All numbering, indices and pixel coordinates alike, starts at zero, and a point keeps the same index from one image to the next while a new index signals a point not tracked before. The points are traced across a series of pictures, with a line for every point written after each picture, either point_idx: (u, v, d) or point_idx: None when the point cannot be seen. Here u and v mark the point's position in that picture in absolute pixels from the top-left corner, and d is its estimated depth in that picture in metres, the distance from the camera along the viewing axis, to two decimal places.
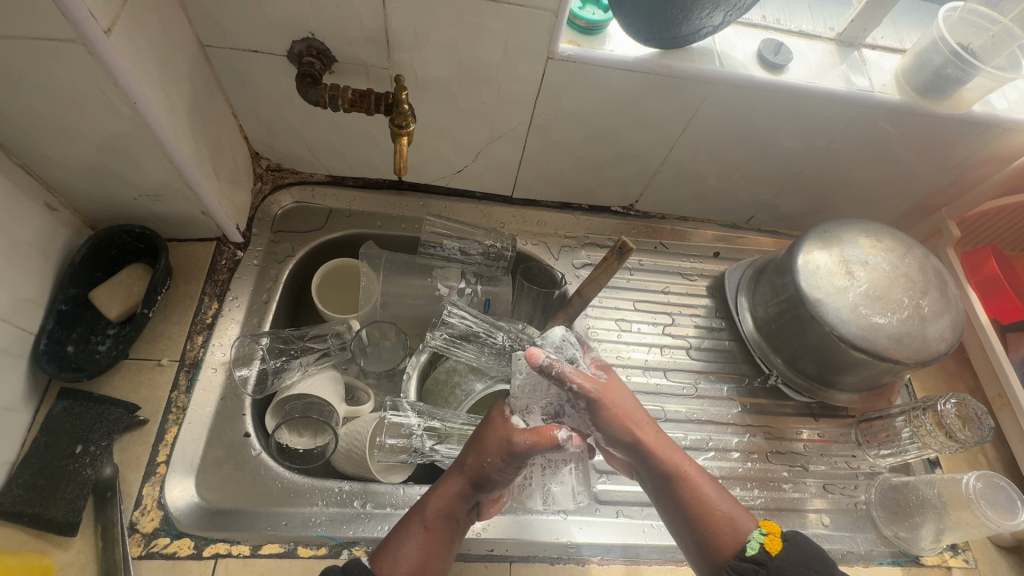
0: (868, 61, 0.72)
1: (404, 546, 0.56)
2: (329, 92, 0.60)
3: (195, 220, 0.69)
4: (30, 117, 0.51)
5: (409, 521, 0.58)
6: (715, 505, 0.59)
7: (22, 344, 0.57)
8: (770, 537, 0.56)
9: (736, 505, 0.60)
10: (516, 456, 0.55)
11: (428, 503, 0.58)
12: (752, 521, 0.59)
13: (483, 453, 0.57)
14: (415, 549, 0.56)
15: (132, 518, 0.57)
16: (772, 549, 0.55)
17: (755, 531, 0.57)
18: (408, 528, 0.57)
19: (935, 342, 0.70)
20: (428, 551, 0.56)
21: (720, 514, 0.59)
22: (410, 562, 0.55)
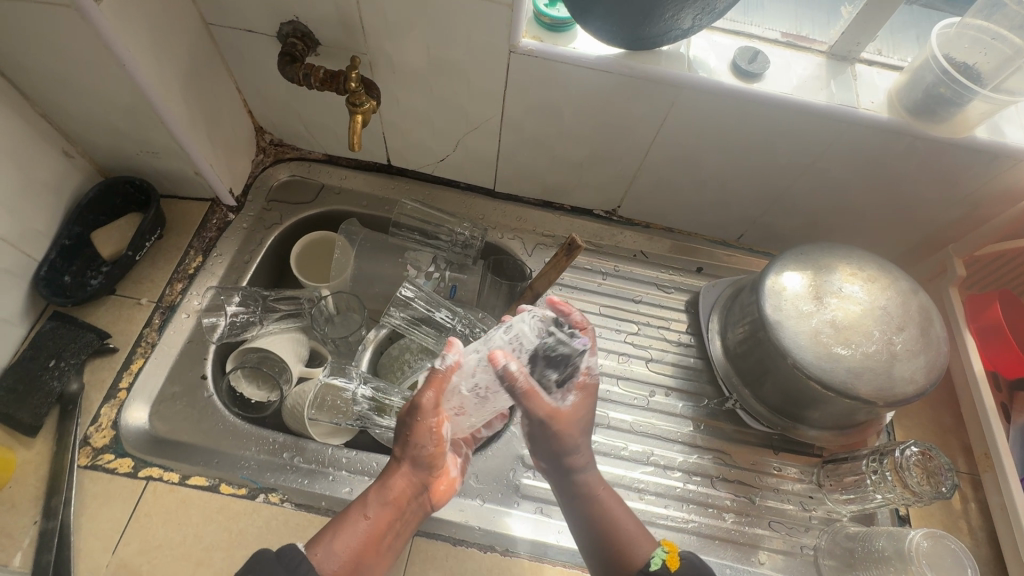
0: (860, 77, 0.68)
1: (344, 535, 0.55)
2: (303, 71, 0.67)
3: (191, 179, 0.77)
4: (44, 72, 0.60)
5: (350, 511, 0.57)
6: (619, 522, 0.59)
7: (24, 268, 0.66)
8: (669, 555, 0.56)
9: (637, 524, 0.60)
10: (419, 410, 0.56)
11: (370, 493, 0.57)
12: (653, 540, 0.58)
13: (408, 434, 0.58)
14: (354, 538, 0.55)
15: (86, 432, 0.65)
16: (671, 566, 0.55)
17: (657, 548, 0.57)
18: (347, 519, 0.56)
19: (902, 383, 0.65)
20: (368, 542, 0.55)
21: (625, 530, 0.58)
22: (347, 550, 0.54)
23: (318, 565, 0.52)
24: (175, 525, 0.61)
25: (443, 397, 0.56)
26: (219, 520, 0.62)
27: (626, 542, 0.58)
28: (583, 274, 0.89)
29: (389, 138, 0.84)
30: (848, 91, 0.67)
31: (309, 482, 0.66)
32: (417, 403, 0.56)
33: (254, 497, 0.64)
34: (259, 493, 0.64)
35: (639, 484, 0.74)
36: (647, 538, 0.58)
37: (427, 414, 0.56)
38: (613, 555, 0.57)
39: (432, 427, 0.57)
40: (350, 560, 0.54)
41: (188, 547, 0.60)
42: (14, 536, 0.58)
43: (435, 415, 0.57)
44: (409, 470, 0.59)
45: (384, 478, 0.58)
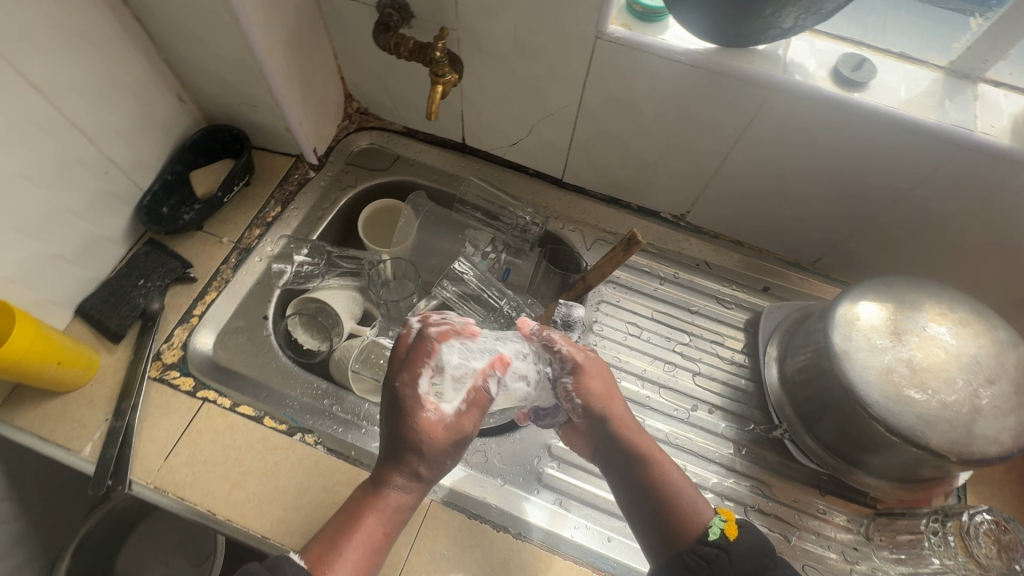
0: (982, 97, 0.61)
1: (356, 551, 0.52)
2: (394, 40, 0.69)
3: (281, 134, 0.82)
4: (170, 21, 0.66)
5: (365, 532, 0.53)
6: (672, 490, 0.58)
7: (131, 194, 0.74)
8: (728, 523, 0.55)
9: (694, 489, 0.59)
10: (460, 440, 0.56)
11: (387, 513, 0.54)
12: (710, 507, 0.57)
13: (445, 453, 0.56)
14: (365, 553, 0.52)
15: (159, 348, 0.71)
16: (733, 535, 0.54)
17: (715, 517, 0.56)
18: (365, 539, 0.53)
19: (984, 443, 0.57)
20: (377, 558, 0.54)
21: (679, 494, 0.58)
22: (360, 565, 0.52)
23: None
24: (219, 446, 0.65)
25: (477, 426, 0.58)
26: (257, 449, 0.66)
27: (681, 510, 0.57)
28: (640, 276, 0.87)
29: (467, 116, 0.86)
30: (964, 111, 0.61)
31: (343, 431, 0.69)
32: (461, 431, 0.56)
33: (291, 435, 0.67)
34: (297, 432, 0.67)
35: None
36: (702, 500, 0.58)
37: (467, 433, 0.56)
38: (675, 525, 0.56)
39: (457, 453, 0.57)
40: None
41: (228, 468, 0.64)
42: (88, 428, 0.65)
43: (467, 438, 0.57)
44: (422, 489, 0.56)
45: (401, 503, 0.55)
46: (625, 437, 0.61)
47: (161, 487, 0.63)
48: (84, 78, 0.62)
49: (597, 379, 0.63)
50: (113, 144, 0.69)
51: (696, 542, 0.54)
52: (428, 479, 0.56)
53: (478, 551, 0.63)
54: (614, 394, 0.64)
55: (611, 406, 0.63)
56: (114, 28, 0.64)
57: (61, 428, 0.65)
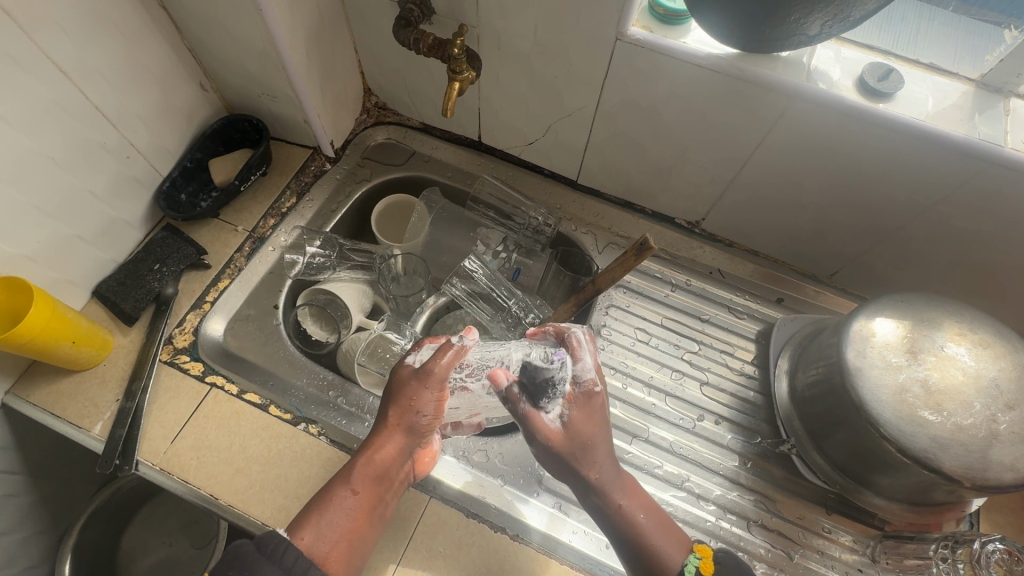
0: (1014, 112, 0.59)
1: (332, 512, 0.54)
2: (414, 35, 0.69)
3: (300, 126, 0.83)
4: (196, 10, 0.67)
5: (336, 490, 0.56)
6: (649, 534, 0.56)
7: (150, 180, 0.75)
8: (703, 562, 0.56)
9: (670, 529, 0.58)
10: (426, 373, 0.58)
11: (357, 468, 0.57)
12: (687, 545, 0.57)
13: (410, 398, 0.59)
14: (342, 514, 0.55)
15: (171, 332, 0.72)
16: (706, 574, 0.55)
17: (690, 555, 0.56)
18: (333, 499, 0.55)
19: (1000, 470, 0.55)
20: (359, 516, 0.55)
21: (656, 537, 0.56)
22: (338, 528, 0.54)
23: (308, 548, 0.51)
24: (225, 432, 0.66)
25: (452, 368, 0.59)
26: (262, 436, 0.66)
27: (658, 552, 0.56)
28: (652, 282, 0.86)
29: (483, 114, 0.85)
30: (994, 126, 0.59)
31: (346, 423, 0.69)
32: (427, 368, 0.58)
33: (296, 424, 0.68)
34: (301, 421, 0.68)
35: (667, 506, 0.70)
36: (678, 544, 0.57)
37: (433, 380, 0.58)
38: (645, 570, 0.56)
39: (434, 392, 0.58)
40: (345, 537, 0.54)
41: (232, 454, 0.65)
42: (99, 408, 0.66)
43: (438, 385, 0.58)
44: (398, 439, 0.59)
45: (374, 452, 0.58)
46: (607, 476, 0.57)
47: (167, 469, 0.64)
48: (109, 64, 0.64)
49: (586, 426, 0.57)
50: (136, 130, 0.70)
51: None
52: (399, 427, 0.58)
53: (473, 550, 0.62)
54: (602, 438, 0.57)
55: (593, 452, 0.57)
56: (140, 15, 0.65)
57: (74, 406, 0.66)
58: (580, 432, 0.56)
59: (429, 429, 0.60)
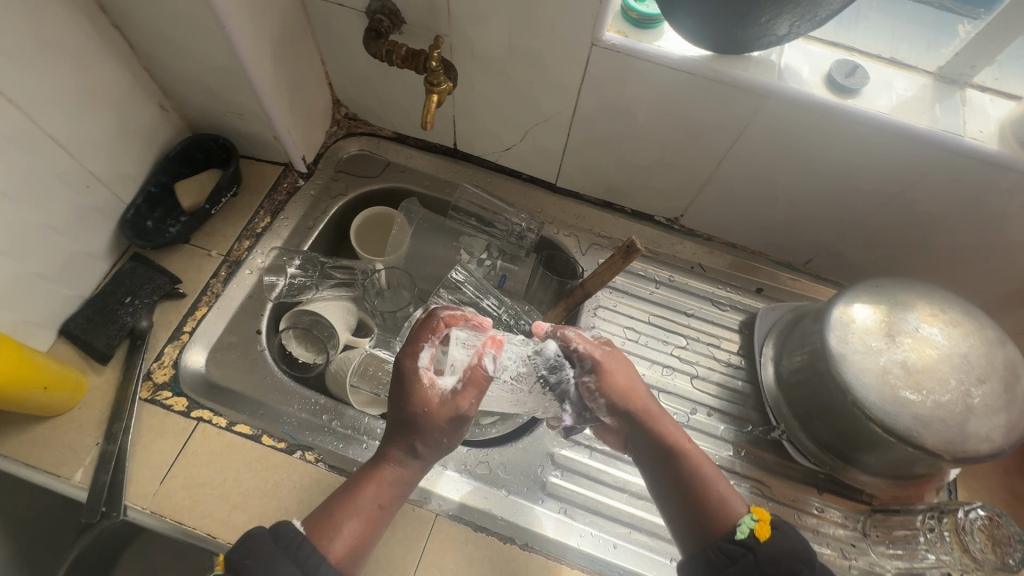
0: (970, 102, 0.63)
1: (354, 522, 0.54)
2: (386, 47, 0.68)
3: (269, 142, 0.80)
4: (151, 29, 0.64)
5: (362, 496, 0.56)
6: (708, 480, 0.58)
7: (113, 208, 0.71)
8: (760, 523, 0.54)
9: (729, 486, 0.59)
10: (461, 417, 0.57)
11: (383, 482, 0.56)
12: (743, 505, 0.57)
13: (442, 431, 0.58)
14: (363, 525, 0.55)
15: (149, 367, 0.69)
16: (763, 535, 0.54)
17: (746, 516, 0.55)
18: (360, 506, 0.55)
19: (977, 441, 0.59)
20: (376, 530, 0.56)
21: (713, 486, 0.58)
22: (356, 535, 0.54)
23: (331, 549, 0.52)
24: (217, 467, 0.64)
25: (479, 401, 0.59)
26: (258, 468, 0.64)
27: (714, 501, 0.57)
28: (636, 280, 0.87)
29: (459, 122, 0.85)
30: (953, 116, 0.62)
31: (344, 447, 0.68)
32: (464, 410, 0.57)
33: (291, 453, 0.66)
34: (297, 449, 0.66)
35: None
36: (732, 497, 0.58)
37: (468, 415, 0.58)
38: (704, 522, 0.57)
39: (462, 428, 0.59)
40: (362, 548, 0.54)
41: (228, 490, 0.63)
42: (78, 453, 0.63)
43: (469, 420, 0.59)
44: (423, 460, 0.58)
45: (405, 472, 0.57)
46: (655, 426, 0.61)
47: (158, 512, 0.61)
48: (61, 89, 0.60)
49: (619, 373, 0.63)
50: (94, 157, 0.66)
51: (725, 536, 0.55)
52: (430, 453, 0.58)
53: (485, 563, 0.63)
54: (636, 381, 0.63)
55: (636, 397, 0.62)
56: (91, 36, 0.61)
57: (50, 455, 0.62)
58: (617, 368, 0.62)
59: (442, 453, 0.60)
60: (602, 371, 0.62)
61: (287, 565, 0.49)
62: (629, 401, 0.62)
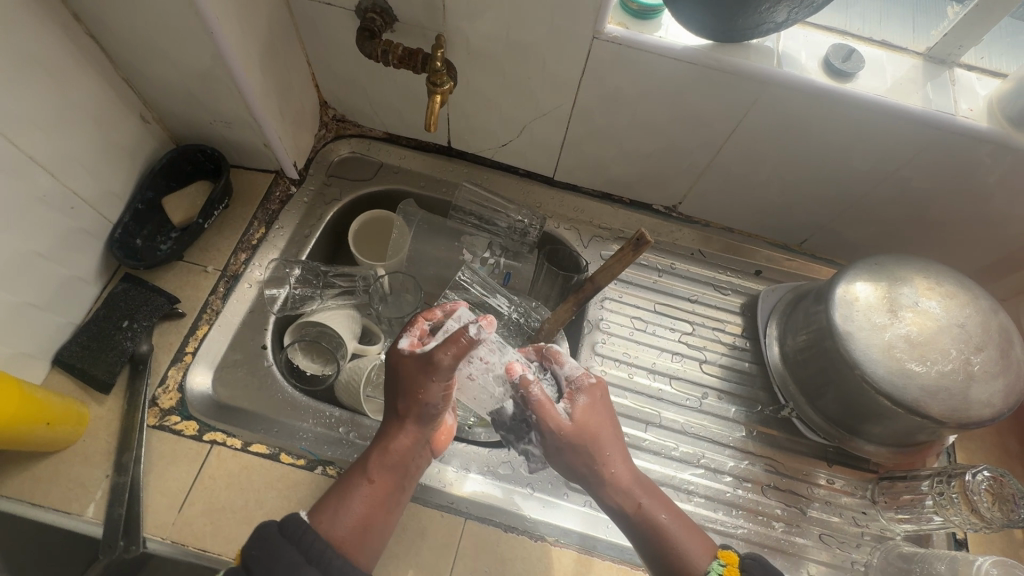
0: (959, 81, 0.65)
1: (349, 501, 0.54)
2: (381, 47, 0.66)
3: (259, 150, 0.77)
4: (131, 38, 0.60)
5: (354, 475, 0.56)
6: (674, 535, 0.56)
7: (100, 229, 0.68)
8: (728, 569, 0.55)
9: (697, 534, 0.57)
10: (432, 366, 0.54)
11: (374, 455, 0.57)
12: (711, 548, 0.57)
13: (417, 392, 0.56)
14: (365, 504, 0.55)
15: (155, 393, 0.66)
16: None
17: (713, 560, 0.56)
18: (351, 484, 0.56)
19: (979, 406, 0.62)
20: (376, 502, 0.55)
21: (678, 541, 0.56)
22: (354, 514, 0.54)
23: (326, 530, 0.52)
24: (237, 490, 0.62)
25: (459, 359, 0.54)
26: (279, 488, 0.63)
27: (680, 556, 0.55)
28: (639, 270, 0.88)
29: (453, 120, 0.83)
30: (944, 96, 0.64)
31: None
32: (432, 361, 0.54)
33: (312, 469, 0.65)
34: (317, 465, 0.65)
35: (688, 485, 0.73)
36: (704, 546, 0.56)
37: (442, 372, 0.54)
38: (671, 573, 0.56)
39: (440, 383, 0.55)
40: (361, 523, 0.54)
41: (251, 513, 0.61)
42: (88, 488, 0.60)
43: (447, 376, 0.55)
44: (411, 429, 0.58)
45: (389, 442, 0.57)
46: (614, 484, 0.58)
47: (181, 541, 0.59)
48: (39, 107, 0.56)
49: (582, 426, 0.58)
50: (77, 176, 0.62)
51: None
52: (410, 417, 0.57)
53: (517, 563, 0.63)
54: (606, 429, 0.59)
55: (601, 449, 0.58)
56: (66, 47, 0.58)
57: (58, 492, 0.60)
58: (588, 421, 0.58)
59: (439, 416, 0.58)
60: (570, 425, 0.57)
61: (293, 552, 0.49)
62: (594, 458, 0.58)
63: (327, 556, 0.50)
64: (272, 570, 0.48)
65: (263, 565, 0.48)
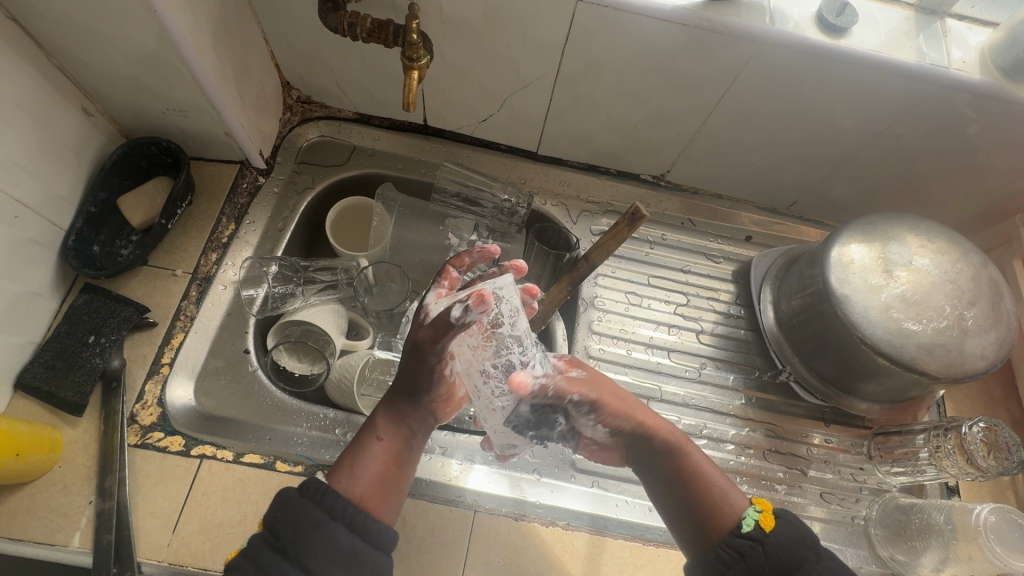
0: (951, 31, 0.64)
1: (362, 461, 0.53)
2: (348, 19, 0.61)
3: (220, 139, 0.71)
4: (61, 21, 0.53)
5: (363, 438, 0.55)
6: (710, 477, 0.56)
7: (50, 237, 0.62)
8: (764, 514, 0.52)
9: (727, 478, 0.56)
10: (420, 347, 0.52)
11: (379, 417, 0.56)
12: (745, 499, 0.54)
13: (411, 364, 0.54)
14: (379, 465, 0.53)
15: (133, 410, 0.62)
16: (768, 527, 0.51)
17: (749, 508, 0.53)
18: (362, 445, 0.54)
19: (973, 359, 0.63)
20: (389, 461, 0.54)
21: (713, 483, 0.55)
22: (369, 473, 0.52)
23: (344, 490, 0.51)
24: (233, 503, 0.59)
25: (446, 343, 0.51)
26: None
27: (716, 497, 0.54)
28: (630, 243, 0.86)
29: (429, 95, 0.78)
30: (937, 47, 0.62)
31: None
32: (422, 343, 0.52)
33: (311, 475, 0.62)
34: (316, 470, 0.62)
35: None
36: (736, 491, 0.55)
37: (429, 354, 0.52)
38: (709, 516, 0.53)
39: (432, 363, 0.53)
40: (377, 482, 0.52)
41: (250, 526, 0.58)
42: (69, 517, 0.56)
43: (437, 357, 0.52)
44: (411, 393, 0.55)
45: (392, 402, 0.56)
46: (650, 433, 0.58)
47: (177, 562, 0.56)
48: None
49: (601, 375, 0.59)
50: (17, 181, 0.56)
51: (730, 533, 0.52)
52: (408, 385, 0.55)
53: (531, 551, 0.62)
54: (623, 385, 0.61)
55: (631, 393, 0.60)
56: None
57: (37, 524, 0.56)
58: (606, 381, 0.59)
59: (440, 383, 0.55)
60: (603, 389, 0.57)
61: (316, 512, 0.48)
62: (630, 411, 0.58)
63: (350, 512, 0.48)
64: (299, 530, 0.47)
65: (289, 526, 0.47)
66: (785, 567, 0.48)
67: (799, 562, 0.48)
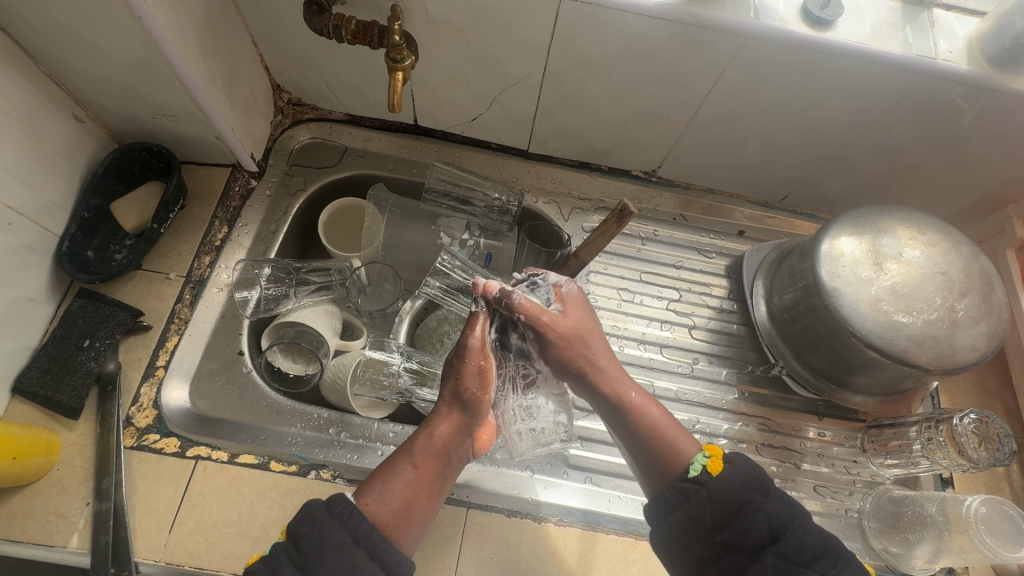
0: (937, 21, 0.63)
1: (393, 484, 0.54)
2: (332, 22, 0.61)
3: (210, 143, 0.72)
4: (48, 29, 0.54)
5: (397, 460, 0.56)
6: (661, 429, 0.57)
7: (44, 243, 0.62)
8: (712, 459, 0.53)
9: (681, 429, 0.57)
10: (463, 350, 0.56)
11: (418, 441, 0.56)
12: (696, 446, 0.55)
13: (456, 376, 0.57)
14: (406, 492, 0.53)
15: (129, 412, 0.63)
16: (715, 471, 0.52)
17: (698, 454, 0.54)
18: (396, 467, 0.55)
19: (964, 351, 0.63)
20: (418, 489, 0.54)
21: (661, 436, 0.56)
22: (398, 499, 0.53)
23: (371, 513, 0.51)
24: (228, 503, 0.60)
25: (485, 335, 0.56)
26: (273, 498, 0.61)
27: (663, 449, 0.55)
28: (623, 239, 0.86)
29: (418, 96, 0.78)
30: (924, 38, 0.62)
31: (359, 457, 0.65)
32: (462, 345, 0.56)
33: (305, 474, 0.63)
34: (310, 470, 0.63)
35: None
36: (689, 443, 0.56)
37: (473, 355, 0.56)
38: (658, 462, 0.55)
39: (474, 366, 0.56)
40: (404, 509, 0.53)
41: (245, 525, 0.59)
42: (67, 518, 0.57)
43: (480, 357, 0.56)
44: (456, 414, 0.57)
45: (433, 427, 0.56)
46: (602, 383, 0.59)
47: (174, 562, 0.57)
48: None
49: (571, 318, 0.60)
50: (9, 188, 0.57)
51: (676, 478, 0.54)
52: (453, 404, 0.57)
53: (524, 547, 0.62)
54: (593, 329, 0.60)
55: (590, 337, 0.60)
56: None
57: (36, 526, 0.57)
58: (575, 321, 0.60)
59: (482, 404, 0.57)
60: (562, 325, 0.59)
61: (340, 533, 0.49)
62: (586, 356, 0.59)
63: (372, 538, 0.50)
64: (322, 549, 0.47)
65: (313, 543, 0.48)
66: (727, 507, 0.50)
67: (742, 501, 0.50)
